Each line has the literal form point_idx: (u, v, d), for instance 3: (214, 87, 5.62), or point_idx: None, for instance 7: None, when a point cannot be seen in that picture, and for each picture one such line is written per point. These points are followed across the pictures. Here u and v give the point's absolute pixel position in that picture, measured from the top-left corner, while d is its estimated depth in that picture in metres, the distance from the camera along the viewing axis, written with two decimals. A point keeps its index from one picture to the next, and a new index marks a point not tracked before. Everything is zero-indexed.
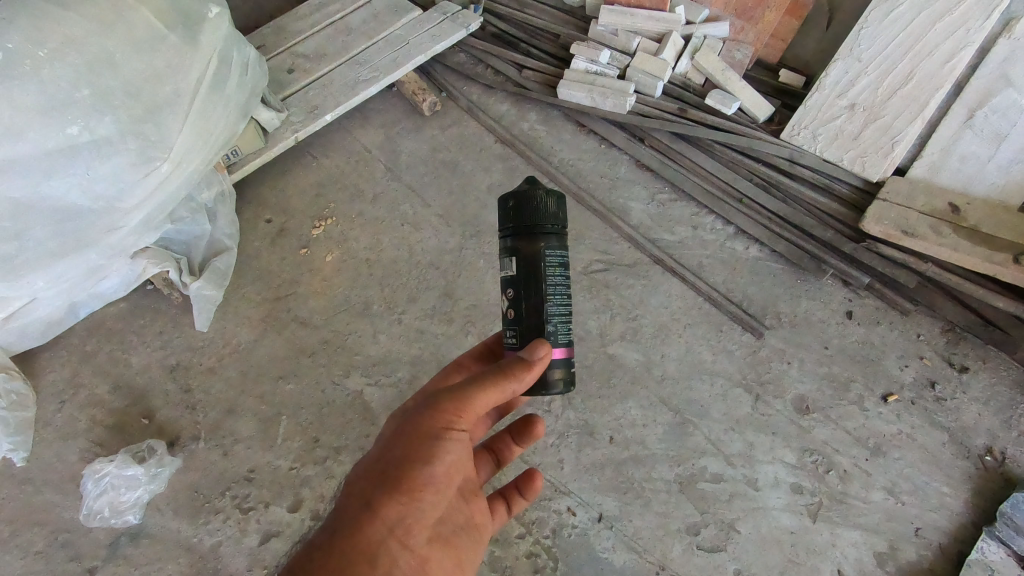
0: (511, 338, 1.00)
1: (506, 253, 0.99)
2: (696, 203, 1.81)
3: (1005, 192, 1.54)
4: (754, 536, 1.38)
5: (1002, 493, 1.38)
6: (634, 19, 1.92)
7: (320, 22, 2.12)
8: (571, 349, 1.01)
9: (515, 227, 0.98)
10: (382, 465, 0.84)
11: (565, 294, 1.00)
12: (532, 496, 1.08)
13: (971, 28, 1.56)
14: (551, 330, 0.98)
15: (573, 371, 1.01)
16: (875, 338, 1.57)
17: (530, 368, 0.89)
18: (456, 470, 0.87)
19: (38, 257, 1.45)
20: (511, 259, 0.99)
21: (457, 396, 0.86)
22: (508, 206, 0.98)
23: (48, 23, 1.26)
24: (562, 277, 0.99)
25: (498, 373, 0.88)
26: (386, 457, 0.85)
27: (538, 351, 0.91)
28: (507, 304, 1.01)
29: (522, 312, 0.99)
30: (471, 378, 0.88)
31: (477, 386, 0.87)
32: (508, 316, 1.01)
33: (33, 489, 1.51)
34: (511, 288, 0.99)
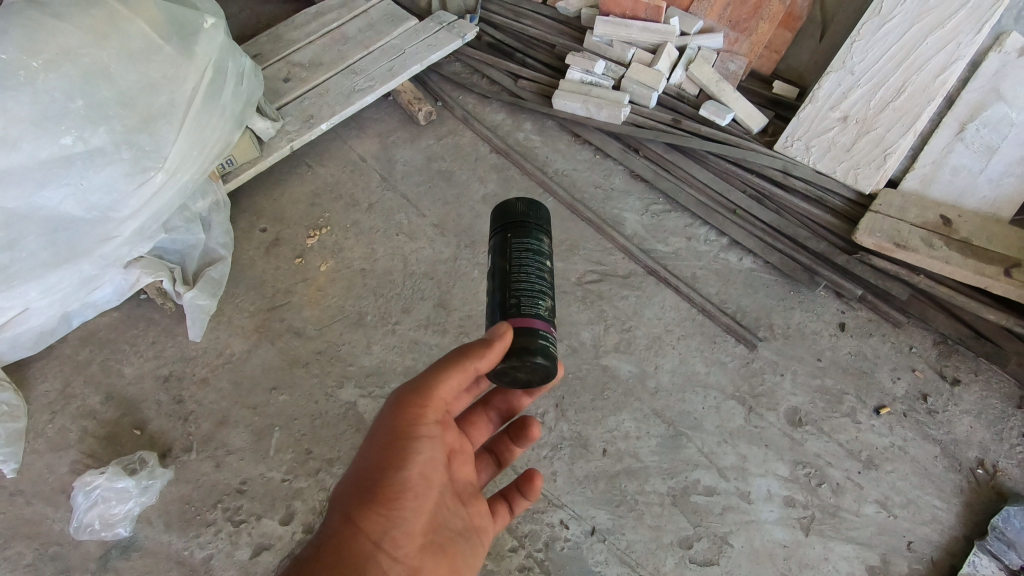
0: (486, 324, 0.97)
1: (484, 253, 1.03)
2: (690, 213, 1.82)
3: (996, 205, 1.56)
4: (747, 550, 1.37)
5: (994, 506, 1.38)
6: (629, 29, 1.93)
7: (317, 31, 2.12)
8: (545, 323, 0.93)
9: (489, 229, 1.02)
10: (357, 480, 0.86)
11: (535, 273, 0.96)
12: (533, 497, 1.07)
13: (963, 42, 1.56)
14: (515, 302, 0.93)
15: (546, 343, 0.92)
16: (868, 350, 1.58)
17: (486, 346, 0.89)
18: (429, 463, 0.89)
19: (30, 266, 1.44)
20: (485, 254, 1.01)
21: (420, 393, 0.90)
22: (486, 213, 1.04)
23: (44, 34, 1.27)
24: (530, 256, 0.97)
25: (454, 363, 0.90)
26: (361, 470, 0.87)
27: (498, 330, 0.89)
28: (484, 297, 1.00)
29: (491, 293, 0.97)
30: (429, 374, 0.91)
31: (435, 379, 0.90)
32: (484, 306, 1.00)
33: (22, 501, 1.50)
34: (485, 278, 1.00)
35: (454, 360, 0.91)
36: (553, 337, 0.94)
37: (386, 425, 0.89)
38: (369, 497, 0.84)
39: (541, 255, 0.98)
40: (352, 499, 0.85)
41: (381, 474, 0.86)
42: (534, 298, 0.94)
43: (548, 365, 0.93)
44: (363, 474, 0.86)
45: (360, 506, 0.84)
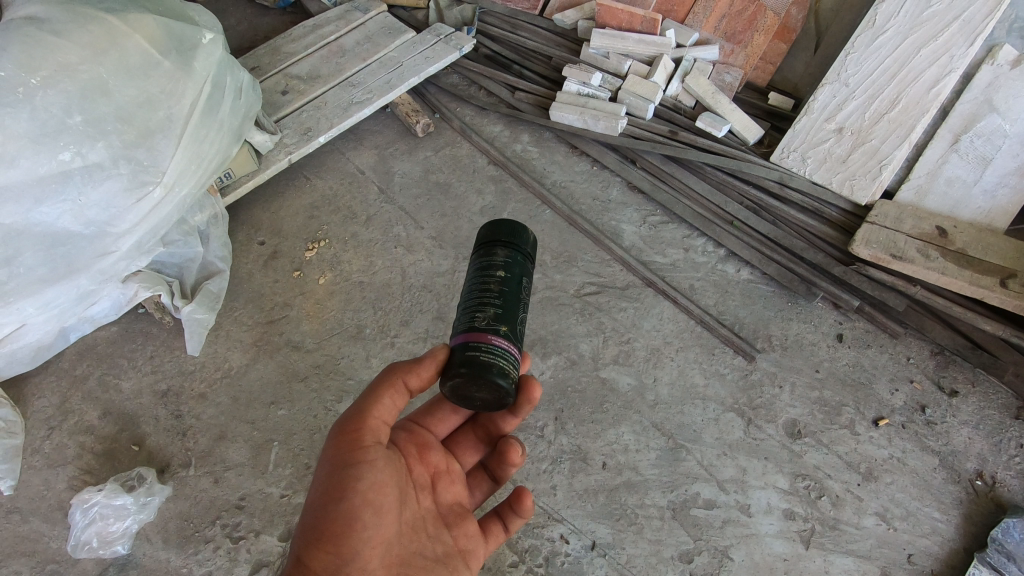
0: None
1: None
2: (688, 225, 1.83)
3: (991, 215, 1.57)
4: (747, 563, 1.37)
5: (993, 518, 1.39)
6: (626, 42, 1.94)
7: (314, 44, 2.13)
8: (477, 334, 0.91)
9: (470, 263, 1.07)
10: (304, 519, 0.88)
11: (480, 286, 0.95)
12: (525, 514, 1.02)
13: (954, 55, 1.59)
14: (459, 319, 0.95)
15: (471, 354, 0.89)
16: (866, 361, 1.58)
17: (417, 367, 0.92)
18: (375, 490, 0.88)
19: (28, 282, 1.44)
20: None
21: (350, 423, 0.90)
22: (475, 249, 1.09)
23: (42, 51, 1.27)
24: (478, 271, 0.97)
25: (384, 386, 0.92)
26: (308, 509, 0.88)
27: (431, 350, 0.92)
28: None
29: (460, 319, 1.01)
30: (360, 402, 0.91)
31: (365, 404, 0.91)
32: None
33: (19, 519, 1.49)
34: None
35: (384, 383, 0.92)
36: (494, 348, 0.90)
37: (325, 458, 0.90)
38: (314, 534, 0.86)
39: (489, 266, 0.96)
40: (301, 538, 0.87)
41: (321, 509, 0.86)
42: (473, 311, 0.93)
43: (485, 378, 0.88)
44: (309, 511, 0.87)
45: (307, 545, 0.86)
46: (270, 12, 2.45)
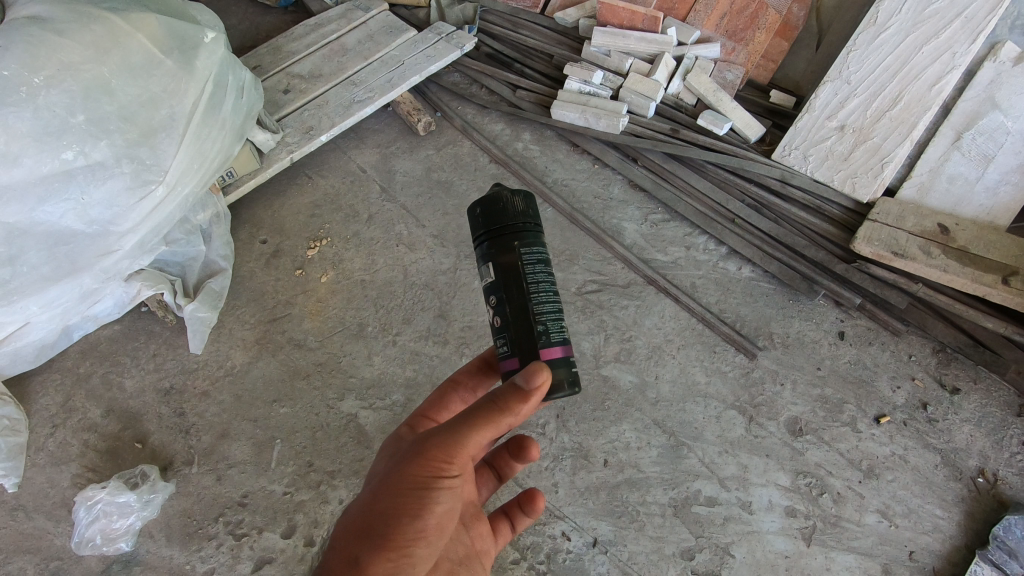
0: (502, 348, 0.89)
1: (480, 261, 0.92)
2: (689, 223, 1.83)
3: (993, 213, 1.56)
4: (749, 561, 1.37)
5: (995, 515, 1.39)
6: (627, 40, 1.94)
7: (316, 43, 2.14)
8: (569, 346, 0.90)
9: (485, 233, 0.90)
10: (367, 521, 0.75)
11: (553, 290, 0.90)
12: (536, 515, 1.02)
13: (957, 52, 1.59)
14: (543, 330, 0.87)
15: (576, 370, 0.89)
16: (867, 359, 1.58)
17: (524, 391, 0.78)
18: (449, 518, 0.78)
19: (32, 281, 1.44)
20: (486, 263, 0.90)
21: (447, 437, 0.77)
22: (476, 212, 0.91)
23: (45, 50, 1.27)
24: (543, 270, 0.90)
25: (488, 404, 0.78)
26: (373, 511, 0.75)
27: (532, 372, 0.78)
28: (493, 314, 0.91)
29: (506, 315, 0.88)
30: (460, 417, 0.79)
31: (470, 422, 0.78)
32: (495, 325, 0.91)
33: (23, 516, 1.50)
34: (492, 294, 0.90)
35: (489, 401, 0.78)
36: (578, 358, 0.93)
37: (406, 464, 0.77)
38: (378, 544, 0.73)
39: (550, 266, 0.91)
40: (360, 541, 0.73)
41: (396, 521, 0.74)
42: (558, 322, 0.89)
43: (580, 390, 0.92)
44: (376, 516, 0.75)
45: (368, 553, 0.72)
46: (271, 12, 2.46)
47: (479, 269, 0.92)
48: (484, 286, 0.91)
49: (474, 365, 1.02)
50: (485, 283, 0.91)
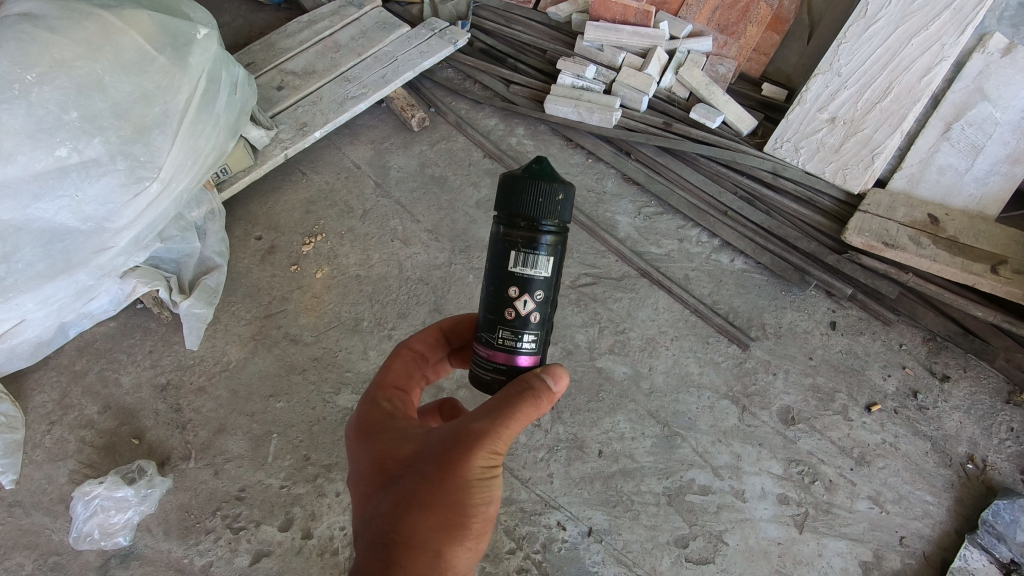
0: (529, 344, 0.84)
1: (533, 249, 0.80)
2: (682, 215, 1.84)
3: (982, 203, 1.58)
4: (742, 548, 1.39)
5: (984, 500, 1.40)
6: (619, 34, 1.95)
7: (309, 39, 2.14)
8: None
9: (553, 227, 0.80)
10: (436, 515, 0.70)
11: None
12: None
13: (946, 43, 1.59)
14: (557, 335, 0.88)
15: None
16: (859, 348, 1.60)
17: (554, 391, 0.76)
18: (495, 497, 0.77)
19: (26, 278, 1.44)
20: (547, 256, 0.81)
21: (498, 426, 0.72)
22: (552, 191, 0.79)
23: (37, 47, 1.27)
24: None
25: (528, 392, 0.74)
26: (440, 505, 0.70)
27: (558, 373, 0.77)
28: (529, 309, 0.83)
29: (547, 314, 0.84)
30: (503, 404, 0.73)
31: (522, 411, 0.73)
32: (527, 321, 0.83)
33: (21, 512, 1.50)
34: (538, 290, 0.82)
35: (529, 388, 0.74)
36: None
37: (462, 455, 0.71)
38: (456, 536, 0.70)
39: None
40: (437, 535, 0.69)
41: (468, 511, 0.70)
42: None
43: None
44: (448, 509, 0.70)
45: (448, 545, 0.69)
46: (265, 9, 2.46)
47: (528, 256, 0.80)
48: (525, 276, 0.81)
49: (431, 335, 0.95)
50: (534, 275, 0.81)
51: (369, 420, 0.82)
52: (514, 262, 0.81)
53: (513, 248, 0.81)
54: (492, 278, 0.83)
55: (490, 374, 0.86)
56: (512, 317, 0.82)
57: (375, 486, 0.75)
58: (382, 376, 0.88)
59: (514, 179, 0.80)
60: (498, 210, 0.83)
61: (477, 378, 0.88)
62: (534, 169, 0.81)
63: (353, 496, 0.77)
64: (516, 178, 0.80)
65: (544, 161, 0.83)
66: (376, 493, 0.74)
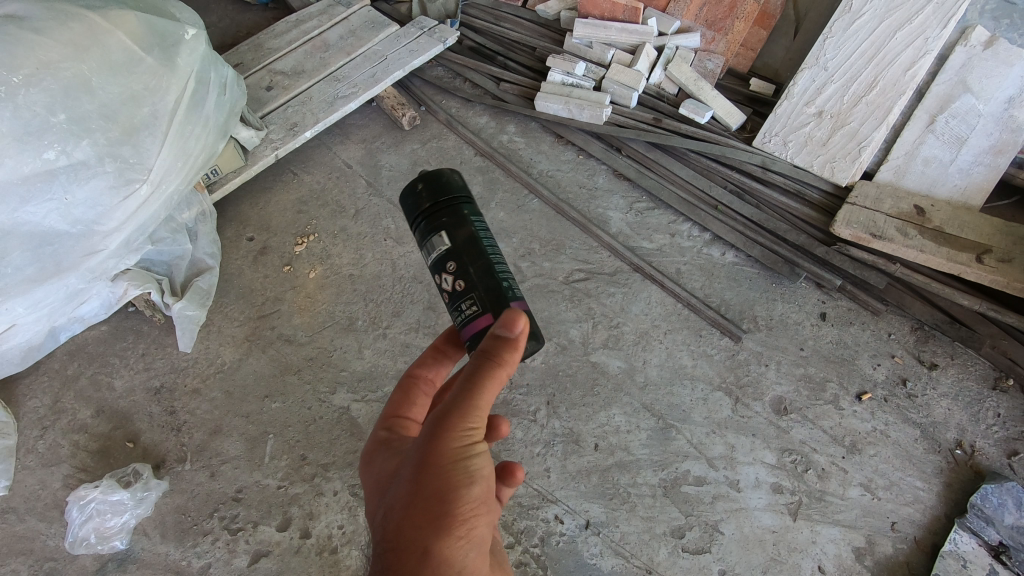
0: (469, 309, 0.85)
1: (428, 234, 0.87)
2: (673, 210, 1.86)
3: (967, 193, 1.60)
4: (737, 537, 1.40)
5: (973, 485, 1.43)
6: (608, 31, 1.97)
7: (297, 39, 2.13)
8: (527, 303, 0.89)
9: (433, 206, 0.87)
10: (420, 507, 0.69)
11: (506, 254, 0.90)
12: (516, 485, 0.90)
13: (929, 37, 1.62)
14: (506, 285, 0.86)
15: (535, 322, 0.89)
16: (849, 338, 1.63)
17: (512, 352, 0.74)
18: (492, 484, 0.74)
19: (15, 283, 1.43)
20: (439, 233, 0.86)
21: (460, 402, 0.71)
22: (416, 187, 0.87)
23: (24, 49, 1.25)
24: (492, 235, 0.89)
25: (484, 362, 0.73)
26: (420, 497, 0.69)
27: (511, 321, 0.75)
28: (453, 282, 0.86)
29: (473, 277, 0.85)
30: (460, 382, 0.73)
31: (477, 381, 0.72)
32: (456, 291, 0.86)
33: (15, 519, 1.49)
34: (450, 262, 0.86)
35: (483, 357, 0.74)
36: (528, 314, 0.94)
37: (431, 444, 0.71)
38: (441, 525, 0.67)
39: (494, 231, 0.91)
40: (422, 528, 0.68)
41: (448, 496, 0.69)
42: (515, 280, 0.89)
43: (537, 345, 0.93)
44: (428, 501, 0.69)
45: (436, 537, 0.67)
46: (252, 9, 2.45)
47: (428, 244, 0.88)
48: (437, 257, 0.87)
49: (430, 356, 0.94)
50: (440, 251, 0.86)
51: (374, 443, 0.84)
52: (426, 253, 0.89)
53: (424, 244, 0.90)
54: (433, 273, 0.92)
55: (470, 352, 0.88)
56: (448, 295, 0.88)
57: (373, 498, 0.76)
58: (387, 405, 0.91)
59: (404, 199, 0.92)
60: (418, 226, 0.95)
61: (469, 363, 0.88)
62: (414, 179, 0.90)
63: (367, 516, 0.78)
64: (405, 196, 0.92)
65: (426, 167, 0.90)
66: (375, 503, 0.75)
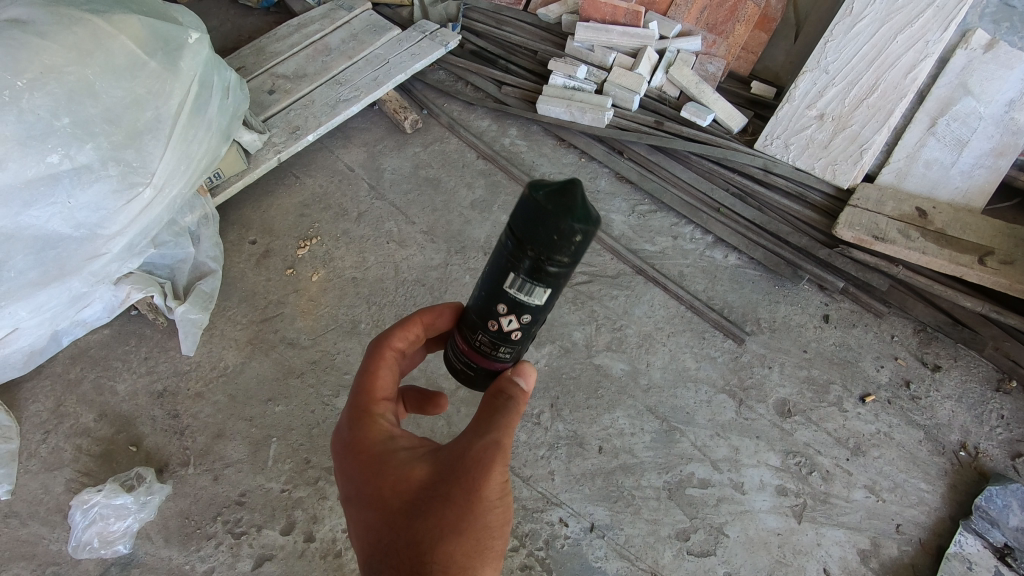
0: (504, 352, 0.86)
1: (534, 281, 0.74)
2: (676, 213, 1.86)
3: (968, 196, 1.61)
4: (742, 539, 1.40)
5: (978, 487, 1.43)
6: (610, 35, 1.98)
7: (299, 43, 2.14)
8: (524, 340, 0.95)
9: (566, 263, 0.72)
10: (464, 535, 0.66)
11: None
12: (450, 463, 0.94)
13: (930, 40, 1.62)
14: None
15: None
16: (852, 340, 1.63)
17: (527, 389, 0.77)
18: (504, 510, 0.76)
19: (18, 286, 1.43)
20: (544, 290, 0.75)
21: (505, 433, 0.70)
22: (573, 241, 0.69)
23: (27, 53, 1.26)
24: None
25: (511, 399, 0.74)
26: (466, 525, 0.66)
27: (526, 370, 0.79)
28: (510, 325, 0.81)
29: (526, 335, 0.84)
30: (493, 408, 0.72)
31: (512, 421, 0.72)
32: (506, 337, 0.83)
33: (17, 523, 1.48)
34: (524, 313, 0.79)
35: (508, 395, 0.74)
36: None
37: (480, 476, 0.67)
38: (486, 559, 0.66)
39: None
40: (470, 560, 0.65)
41: (492, 529, 0.68)
42: None
43: None
44: (473, 530, 0.66)
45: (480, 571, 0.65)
46: (254, 13, 2.45)
47: (525, 286, 0.75)
48: (515, 299, 0.77)
49: (410, 332, 0.86)
50: (525, 301, 0.77)
51: (367, 443, 0.73)
52: (510, 285, 0.76)
53: (514, 273, 0.74)
54: (487, 285, 0.79)
55: (462, 363, 0.91)
56: (495, 332, 0.83)
57: (390, 513, 0.67)
58: (370, 389, 0.78)
59: (537, 207, 0.68)
60: (519, 233, 0.71)
61: (450, 361, 0.95)
62: (559, 204, 0.68)
63: (361, 526, 0.69)
64: (536, 206, 0.68)
65: (572, 180, 0.69)
66: (397, 521, 0.67)
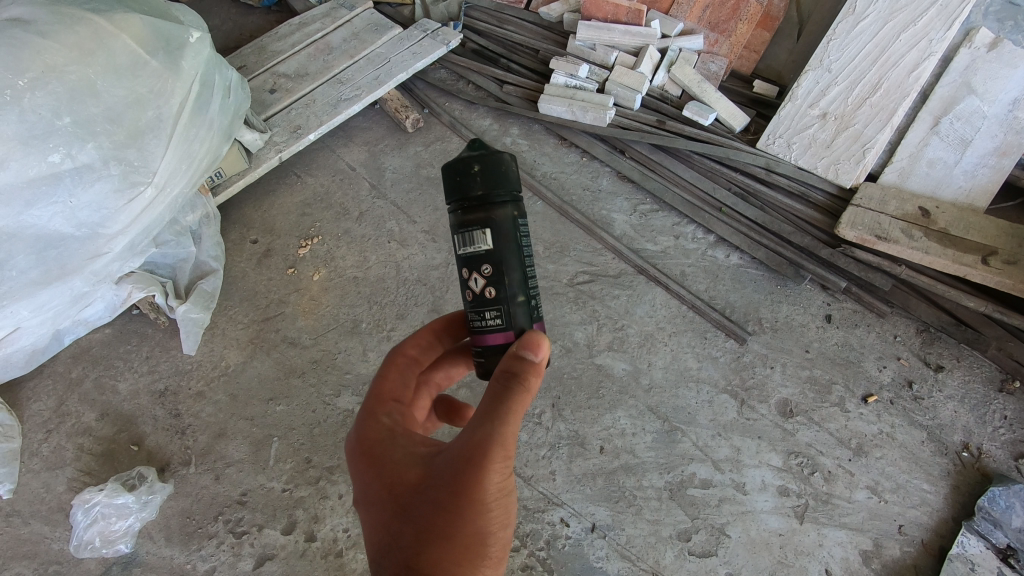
0: (492, 320, 0.79)
1: (468, 224, 0.76)
2: (678, 212, 1.85)
3: (971, 195, 1.61)
4: (743, 540, 1.40)
5: (980, 488, 1.42)
6: (612, 34, 1.97)
7: (300, 42, 2.13)
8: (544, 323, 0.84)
9: (481, 190, 0.75)
10: (456, 540, 0.65)
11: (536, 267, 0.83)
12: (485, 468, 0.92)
13: (933, 39, 1.60)
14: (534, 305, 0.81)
15: None
16: (854, 340, 1.62)
17: (533, 374, 0.71)
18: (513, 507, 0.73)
19: (20, 286, 1.43)
20: (482, 228, 0.76)
21: (501, 433, 0.67)
22: (475, 168, 0.74)
23: (28, 53, 1.26)
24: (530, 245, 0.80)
25: (513, 391, 0.69)
26: (457, 531, 0.65)
27: (536, 344, 0.73)
28: (482, 286, 0.78)
29: (504, 292, 0.78)
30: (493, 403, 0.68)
31: (512, 418, 0.68)
32: (483, 300, 0.78)
33: (20, 522, 1.49)
34: (485, 265, 0.77)
35: (510, 387, 0.69)
36: None
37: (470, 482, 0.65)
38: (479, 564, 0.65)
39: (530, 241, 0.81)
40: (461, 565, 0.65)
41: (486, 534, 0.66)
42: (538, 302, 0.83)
43: None
44: (466, 536, 0.65)
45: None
46: (255, 12, 2.45)
47: (466, 234, 0.77)
48: (466, 253, 0.78)
49: (423, 338, 0.87)
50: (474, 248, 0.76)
51: (369, 441, 0.74)
52: (458, 244, 0.78)
53: (454, 229, 0.78)
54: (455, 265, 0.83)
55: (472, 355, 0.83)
56: (473, 301, 0.80)
57: (388, 513, 0.68)
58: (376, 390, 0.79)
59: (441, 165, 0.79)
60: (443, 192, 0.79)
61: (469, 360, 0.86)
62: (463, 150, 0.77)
63: (365, 523, 0.71)
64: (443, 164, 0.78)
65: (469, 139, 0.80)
66: (393, 522, 0.67)
